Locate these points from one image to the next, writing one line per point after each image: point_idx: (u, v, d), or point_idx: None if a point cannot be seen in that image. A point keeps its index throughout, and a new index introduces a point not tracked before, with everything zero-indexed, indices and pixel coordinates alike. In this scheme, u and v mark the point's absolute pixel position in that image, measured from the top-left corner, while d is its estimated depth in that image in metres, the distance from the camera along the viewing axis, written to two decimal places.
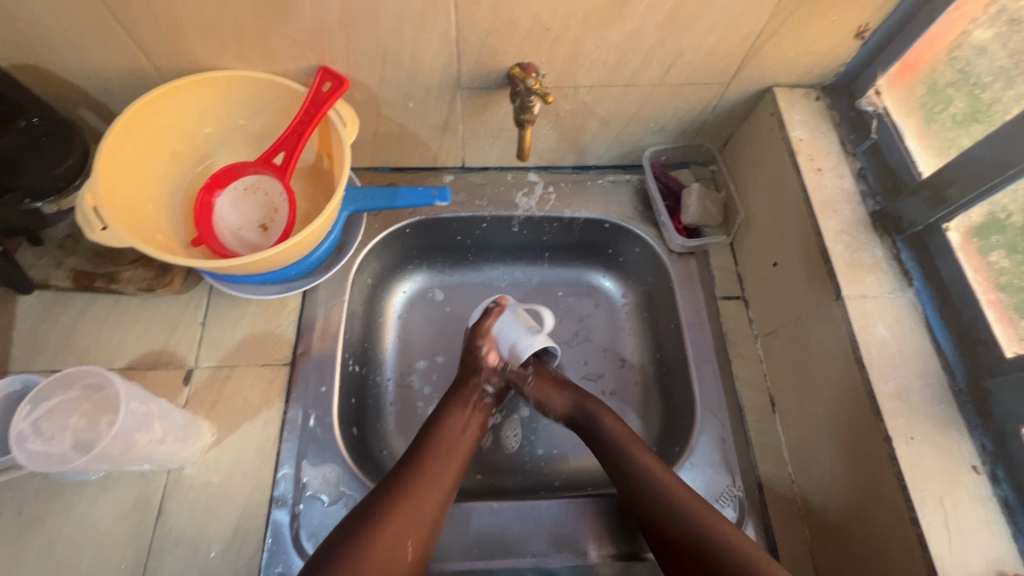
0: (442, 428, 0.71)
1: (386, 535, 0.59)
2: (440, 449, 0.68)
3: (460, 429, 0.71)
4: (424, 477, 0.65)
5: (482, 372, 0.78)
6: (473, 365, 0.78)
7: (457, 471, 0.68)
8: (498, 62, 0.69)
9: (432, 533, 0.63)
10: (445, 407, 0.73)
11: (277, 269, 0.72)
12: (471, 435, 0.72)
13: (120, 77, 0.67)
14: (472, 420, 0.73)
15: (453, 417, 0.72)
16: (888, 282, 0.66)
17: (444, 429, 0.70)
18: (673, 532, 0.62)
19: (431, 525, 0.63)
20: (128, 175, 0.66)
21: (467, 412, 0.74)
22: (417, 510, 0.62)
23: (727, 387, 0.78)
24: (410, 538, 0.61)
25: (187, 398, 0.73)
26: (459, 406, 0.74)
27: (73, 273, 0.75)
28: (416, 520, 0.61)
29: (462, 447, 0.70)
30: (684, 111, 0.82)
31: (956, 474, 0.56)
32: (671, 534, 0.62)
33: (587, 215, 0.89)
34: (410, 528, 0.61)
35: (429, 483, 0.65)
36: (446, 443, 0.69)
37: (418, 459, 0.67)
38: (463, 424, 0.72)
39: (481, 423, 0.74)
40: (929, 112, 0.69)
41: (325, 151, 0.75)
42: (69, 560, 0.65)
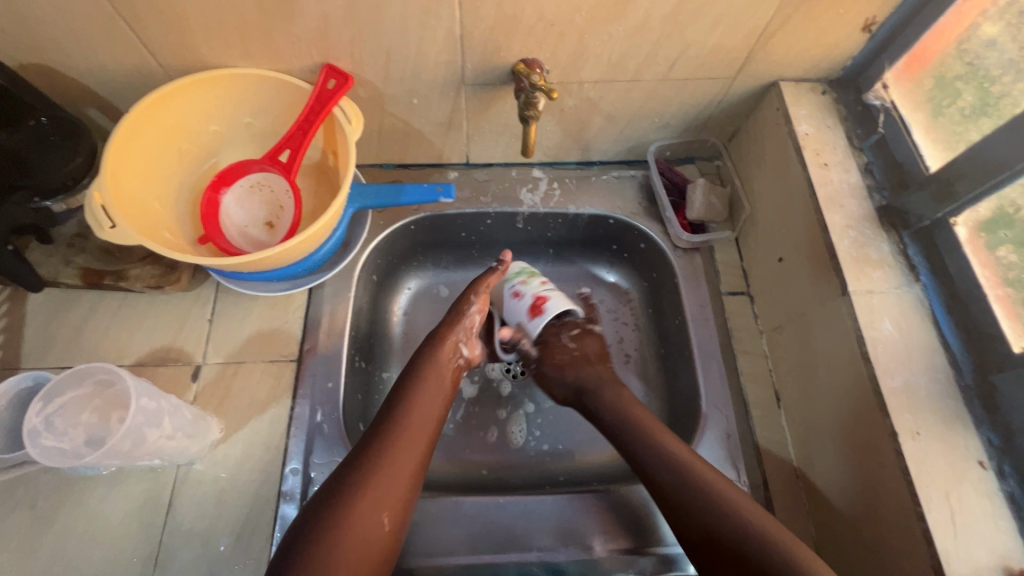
0: (415, 391, 0.69)
1: (360, 506, 0.57)
2: (415, 414, 0.66)
3: (433, 392, 0.70)
4: (398, 444, 0.63)
5: (460, 331, 0.77)
6: (455, 324, 0.77)
7: (429, 437, 0.66)
8: (502, 58, 0.69)
9: (407, 501, 0.61)
10: (418, 370, 0.71)
11: (283, 266, 0.72)
12: (442, 398, 0.71)
13: (127, 76, 0.67)
14: (445, 380, 0.72)
15: (428, 378, 0.71)
16: (894, 277, 0.66)
17: (415, 393, 0.69)
18: (690, 525, 0.60)
19: (407, 493, 0.61)
20: (136, 173, 0.67)
21: (442, 374, 0.72)
22: (393, 478, 0.60)
23: (732, 383, 0.78)
24: (386, 508, 0.59)
25: (195, 394, 0.74)
26: (435, 369, 0.72)
27: (82, 271, 0.75)
28: (391, 489, 0.60)
29: (435, 410, 0.69)
30: (689, 106, 0.82)
31: (962, 470, 0.56)
32: (688, 527, 0.60)
33: (592, 211, 0.89)
34: (386, 498, 0.59)
35: (404, 449, 0.63)
36: (420, 406, 0.67)
37: (392, 424, 0.65)
38: (436, 388, 0.70)
39: (452, 383, 0.73)
40: (937, 106, 0.69)
41: (330, 149, 0.75)
42: (81, 554, 0.66)
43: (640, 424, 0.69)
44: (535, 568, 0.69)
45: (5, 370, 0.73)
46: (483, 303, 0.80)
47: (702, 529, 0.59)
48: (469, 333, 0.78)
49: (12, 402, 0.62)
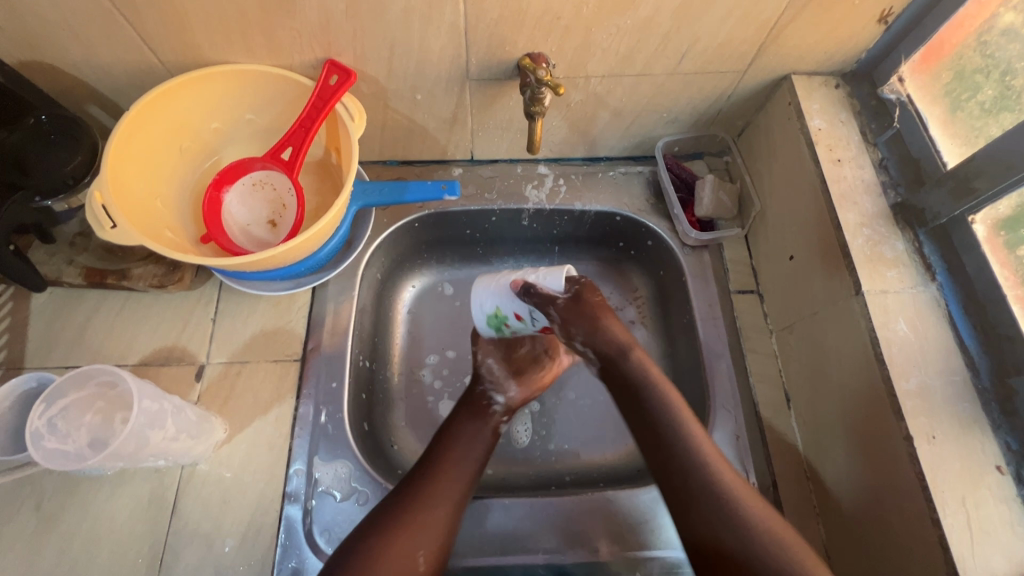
0: (452, 437, 0.70)
1: (394, 547, 0.59)
2: (450, 459, 0.67)
3: (472, 437, 0.70)
4: (437, 484, 0.64)
5: (486, 380, 0.77)
6: (481, 376, 0.77)
7: (470, 477, 0.67)
8: (507, 53, 0.68)
9: (445, 542, 0.62)
10: (455, 417, 0.72)
11: (286, 265, 0.72)
12: (484, 441, 0.71)
13: (127, 73, 0.66)
14: (483, 427, 0.72)
15: (465, 425, 0.71)
16: (909, 276, 0.64)
17: (456, 436, 0.70)
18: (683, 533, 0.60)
19: (444, 534, 0.62)
20: (137, 173, 0.66)
21: (479, 420, 0.72)
22: (426, 520, 0.61)
23: (741, 383, 0.77)
24: (422, 547, 0.60)
25: (199, 394, 0.74)
26: (469, 416, 0.73)
27: (85, 270, 0.75)
28: (428, 530, 0.61)
29: (474, 453, 0.69)
30: (698, 101, 0.80)
31: (979, 475, 0.55)
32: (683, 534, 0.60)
33: (598, 208, 0.88)
34: (420, 539, 0.60)
35: (439, 491, 0.64)
36: (455, 451, 0.68)
37: (427, 470, 0.66)
38: (476, 433, 0.71)
39: (495, 429, 0.73)
40: (955, 100, 0.67)
41: (333, 146, 0.74)
42: (87, 554, 0.66)
43: (671, 412, 0.63)
44: (540, 570, 0.68)
45: (9, 370, 0.73)
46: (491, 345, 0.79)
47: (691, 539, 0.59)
48: (495, 378, 0.77)
49: (16, 403, 0.62)
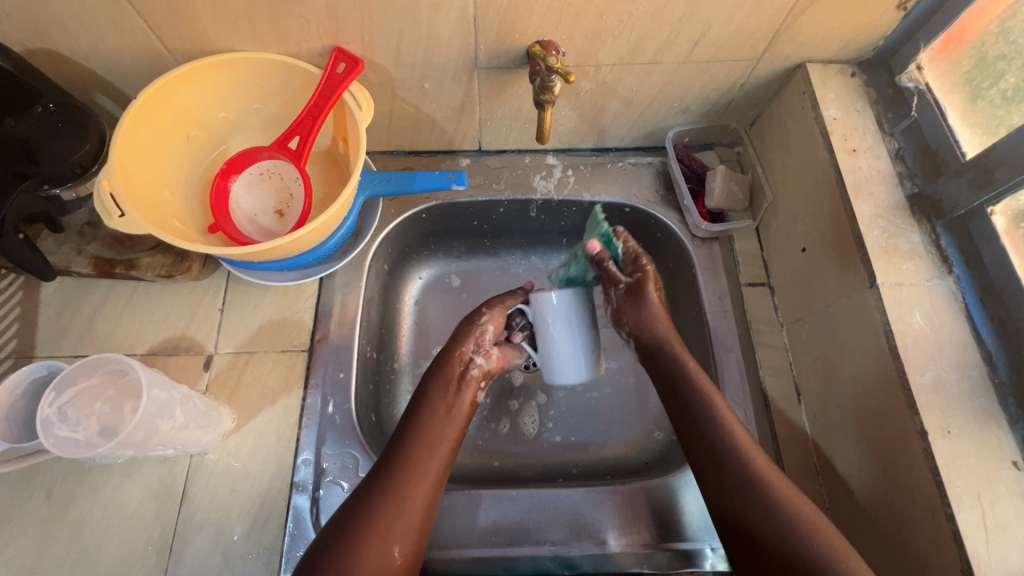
0: (421, 418, 0.66)
1: (369, 541, 0.57)
2: (420, 446, 0.64)
3: (442, 416, 0.67)
4: (406, 475, 0.61)
5: (470, 342, 0.73)
6: (464, 335, 0.73)
7: (443, 463, 0.64)
8: (517, 40, 0.67)
9: (421, 532, 0.60)
10: (426, 394, 0.69)
11: (294, 255, 0.71)
12: (457, 419, 0.68)
13: (134, 61, 0.66)
14: (459, 402, 0.69)
15: (435, 404, 0.68)
16: (926, 269, 0.63)
17: (426, 420, 0.66)
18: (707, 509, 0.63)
19: (419, 526, 0.60)
20: (144, 161, 0.65)
21: (452, 397, 0.69)
22: (398, 516, 0.59)
23: (751, 376, 0.76)
24: (397, 543, 0.58)
25: (207, 383, 0.74)
26: (442, 391, 0.69)
27: (94, 260, 0.75)
28: (401, 524, 0.59)
29: (446, 435, 0.66)
30: (710, 90, 0.78)
31: (995, 470, 0.54)
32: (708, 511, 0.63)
33: (607, 200, 0.87)
34: (395, 531, 0.58)
35: (411, 478, 0.61)
36: (426, 435, 0.65)
37: (397, 456, 0.63)
38: (447, 414, 0.68)
39: (468, 405, 0.70)
40: (976, 89, 0.65)
41: (341, 135, 0.73)
42: (98, 541, 0.67)
43: (702, 392, 0.66)
44: (547, 562, 0.68)
45: (20, 359, 0.74)
46: (497, 315, 0.75)
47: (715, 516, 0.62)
48: (480, 340, 0.73)
49: (26, 392, 0.62)
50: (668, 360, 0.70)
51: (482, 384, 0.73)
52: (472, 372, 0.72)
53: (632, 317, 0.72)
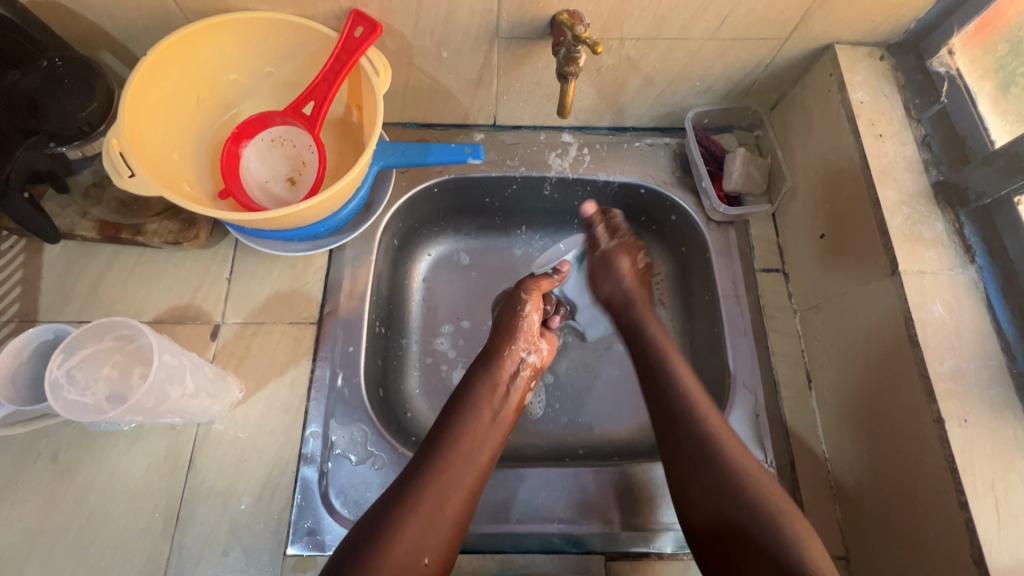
0: (464, 425, 0.65)
1: (398, 550, 0.55)
2: (459, 452, 0.62)
3: (487, 422, 0.66)
4: (443, 481, 0.60)
5: (521, 342, 0.74)
6: (515, 332, 0.74)
7: (480, 474, 0.62)
8: (541, 9, 0.64)
9: (451, 543, 0.58)
10: (472, 397, 0.67)
11: (305, 225, 0.70)
12: (500, 428, 0.67)
13: (142, 17, 0.63)
14: (503, 409, 0.68)
15: (480, 409, 0.66)
16: (948, 257, 0.62)
17: (469, 427, 0.65)
18: (704, 508, 0.60)
19: (449, 536, 0.58)
20: (153, 123, 0.63)
21: (498, 403, 0.68)
22: (430, 522, 0.57)
23: (763, 361, 0.76)
24: (427, 552, 0.56)
25: (215, 352, 0.73)
26: (490, 394, 0.68)
27: (98, 224, 0.73)
28: (432, 533, 0.57)
29: (487, 445, 0.64)
30: (734, 69, 0.77)
31: (1010, 460, 0.54)
32: (701, 510, 0.60)
33: (623, 179, 0.85)
34: (426, 541, 0.56)
35: (448, 486, 0.60)
36: (467, 443, 0.63)
37: (434, 462, 0.61)
38: (490, 420, 0.66)
39: (512, 412, 0.69)
40: (1009, 75, 0.64)
41: (354, 103, 0.71)
42: (103, 508, 0.66)
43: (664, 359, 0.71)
44: (555, 539, 0.68)
45: (23, 322, 0.72)
46: (536, 302, 0.77)
47: (715, 515, 0.59)
48: (530, 337, 0.75)
49: (34, 354, 0.61)
50: (631, 317, 0.78)
51: (531, 383, 0.74)
52: (522, 373, 0.72)
53: (605, 280, 0.81)
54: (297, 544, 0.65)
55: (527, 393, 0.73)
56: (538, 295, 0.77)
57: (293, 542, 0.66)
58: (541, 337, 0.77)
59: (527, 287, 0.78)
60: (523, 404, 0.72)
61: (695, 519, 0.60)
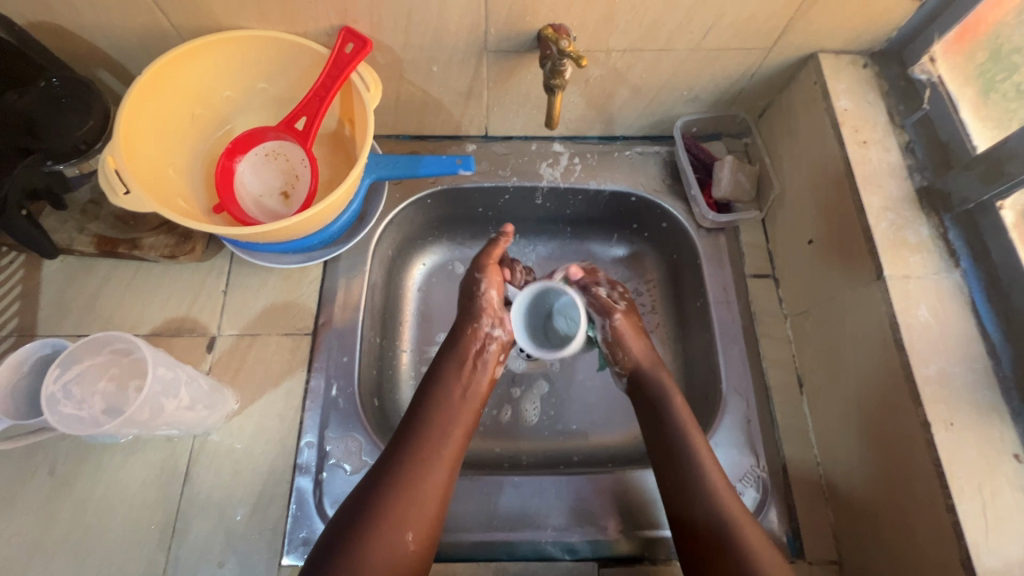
0: (435, 408, 0.67)
1: (383, 530, 0.58)
2: (432, 433, 0.65)
3: (456, 399, 0.68)
4: (420, 462, 0.62)
5: (483, 318, 0.73)
6: (476, 310, 0.74)
7: (457, 449, 0.65)
8: (528, 23, 0.66)
9: (434, 519, 0.60)
10: (441, 378, 0.69)
11: (299, 238, 0.71)
12: (471, 402, 0.69)
13: (137, 36, 0.65)
14: (474, 383, 0.70)
15: (450, 388, 0.69)
16: (933, 262, 0.63)
17: (441, 406, 0.67)
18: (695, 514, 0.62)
19: (433, 512, 0.60)
20: (148, 140, 0.65)
21: (467, 378, 0.70)
22: (412, 501, 0.60)
23: (754, 366, 0.77)
24: (411, 529, 0.59)
25: (211, 364, 0.74)
26: (458, 372, 0.70)
27: (96, 239, 0.74)
28: (415, 511, 0.59)
29: (459, 422, 0.67)
30: (721, 79, 0.78)
31: (997, 463, 0.54)
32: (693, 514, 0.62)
33: (614, 188, 0.86)
34: (409, 517, 0.59)
35: (426, 465, 0.62)
36: (440, 423, 0.65)
37: (410, 444, 0.63)
38: (461, 399, 0.68)
39: (483, 387, 0.71)
40: (990, 81, 0.65)
41: (347, 117, 0.73)
42: (101, 519, 0.67)
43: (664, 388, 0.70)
44: (549, 546, 0.69)
45: (22, 337, 0.74)
46: (495, 277, 0.75)
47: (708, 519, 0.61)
48: (493, 312, 0.74)
49: (32, 369, 0.62)
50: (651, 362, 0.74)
51: (502, 357, 0.74)
52: (489, 348, 0.73)
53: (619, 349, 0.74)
54: (292, 554, 0.66)
55: (500, 366, 0.74)
56: (492, 269, 0.75)
57: (287, 552, 0.66)
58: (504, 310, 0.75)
59: (481, 262, 0.76)
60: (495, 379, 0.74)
61: (708, 524, 0.61)
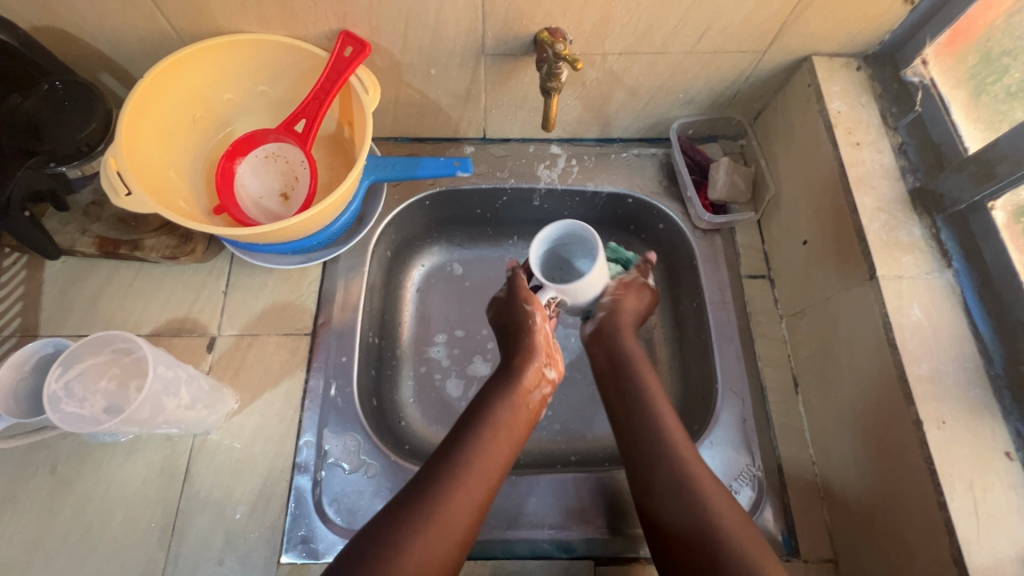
0: (479, 440, 0.65)
1: (405, 567, 0.55)
2: (472, 471, 0.62)
3: (503, 438, 0.66)
4: (454, 501, 0.60)
5: (541, 355, 0.73)
6: (535, 347, 0.73)
7: (491, 491, 0.63)
8: (525, 27, 0.67)
9: (456, 558, 0.59)
10: (490, 413, 0.67)
11: (298, 238, 0.72)
12: (515, 443, 0.67)
13: (139, 40, 0.66)
14: (520, 423, 0.68)
15: (497, 425, 0.66)
16: (925, 262, 0.64)
17: (485, 444, 0.65)
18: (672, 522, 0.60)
19: (455, 554, 0.58)
20: (149, 143, 0.66)
21: (515, 419, 0.68)
22: (439, 541, 0.57)
23: (750, 366, 0.77)
24: (433, 570, 0.56)
25: (211, 364, 0.75)
26: (507, 409, 0.68)
27: (97, 240, 0.75)
28: (440, 552, 0.57)
29: (500, 463, 0.65)
30: (716, 82, 0.79)
31: (988, 461, 0.55)
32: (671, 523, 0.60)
33: (610, 189, 0.87)
34: (432, 557, 0.57)
35: (459, 506, 0.60)
36: (481, 460, 0.63)
37: (445, 479, 0.61)
38: (506, 437, 0.66)
39: (526, 427, 0.69)
40: (980, 84, 0.66)
41: (346, 120, 0.73)
42: (101, 518, 0.67)
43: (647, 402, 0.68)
44: (546, 545, 0.69)
45: (24, 337, 0.74)
46: (542, 312, 0.75)
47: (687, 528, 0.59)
48: (549, 352, 0.74)
49: (34, 368, 0.63)
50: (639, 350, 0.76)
51: (546, 399, 0.74)
52: (541, 390, 0.73)
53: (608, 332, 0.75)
54: (290, 552, 0.66)
55: (542, 405, 0.74)
56: (540, 305, 0.75)
57: (286, 550, 0.66)
58: (555, 351, 0.76)
59: (530, 296, 0.75)
60: (537, 417, 0.73)
61: (683, 529, 0.59)
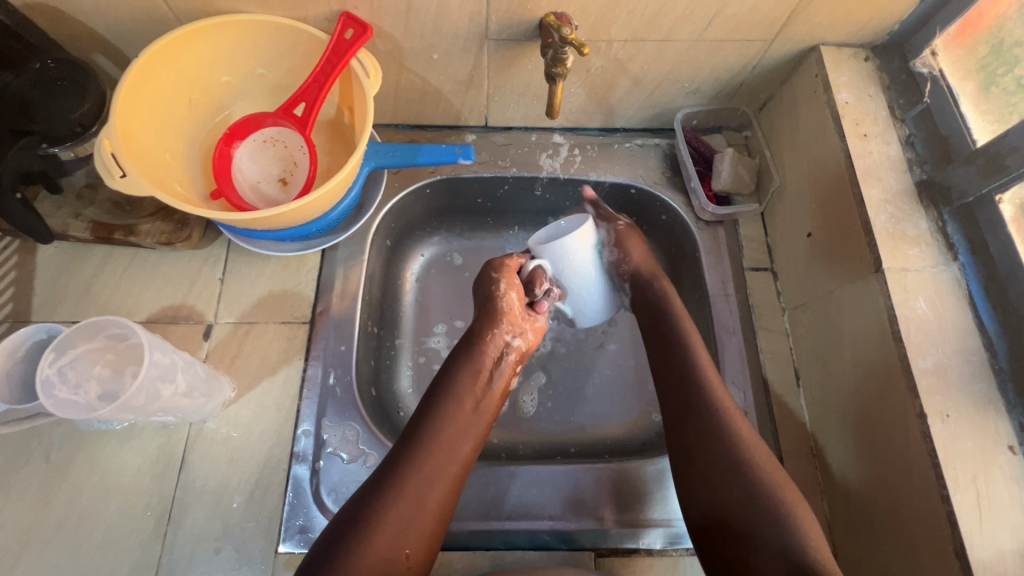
0: (446, 414, 0.64)
1: (379, 542, 0.55)
2: (441, 443, 0.62)
3: (470, 411, 0.66)
4: (425, 474, 0.60)
5: (504, 325, 0.73)
6: (498, 316, 0.73)
7: (462, 464, 0.62)
8: (530, 12, 0.65)
9: (433, 531, 0.58)
10: (455, 385, 0.67)
11: (298, 224, 0.70)
12: (484, 415, 0.67)
13: (133, 20, 0.64)
14: (485, 394, 0.68)
15: (463, 397, 0.66)
16: (931, 255, 0.63)
17: (450, 415, 0.64)
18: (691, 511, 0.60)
19: (432, 527, 0.58)
20: (145, 124, 0.64)
21: (481, 391, 0.68)
22: (412, 514, 0.57)
23: (751, 359, 0.77)
24: (408, 542, 0.56)
25: (207, 352, 0.74)
26: (472, 380, 0.68)
27: (91, 224, 0.74)
28: (414, 525, 0.57)
29: (471, 434, 0.64)
30: (722, 71, 0.78)
31: (991, 454, 0.55)
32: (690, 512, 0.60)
33: (614, 179, 0.86)
34: (407, 531, 0.57)
35: (429, 478, 0.60)
36: (450, 433, 0.63)
37: (415, 453, 0.61)
38: (472, 409, 0.66)
39: (494, 400, 0.69)
40: (990, 75, 0.65)
41: (346, 104, 0.72)
42: (95, 506, 0.67)
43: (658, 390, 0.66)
44: (545, 536, 0.69)
45: (17, 323, 0.73)
46: (512, 279, 0.76)
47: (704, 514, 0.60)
48: (513, 320, 0.74)
49: (27, 354, 0.62)
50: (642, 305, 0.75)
51: (516, 368, 0.74)
52: (507, 358, 0.72)
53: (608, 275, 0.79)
54: (288, 541, 0.66)
55: (512, 378, 0.74)
56: (511, 273, 0.76)
57: (284, 540, 0.66)
58: (526, 322, 0.76)
59: (498, 265, 0.77)
60: (507, 389, 0.73)
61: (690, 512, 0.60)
